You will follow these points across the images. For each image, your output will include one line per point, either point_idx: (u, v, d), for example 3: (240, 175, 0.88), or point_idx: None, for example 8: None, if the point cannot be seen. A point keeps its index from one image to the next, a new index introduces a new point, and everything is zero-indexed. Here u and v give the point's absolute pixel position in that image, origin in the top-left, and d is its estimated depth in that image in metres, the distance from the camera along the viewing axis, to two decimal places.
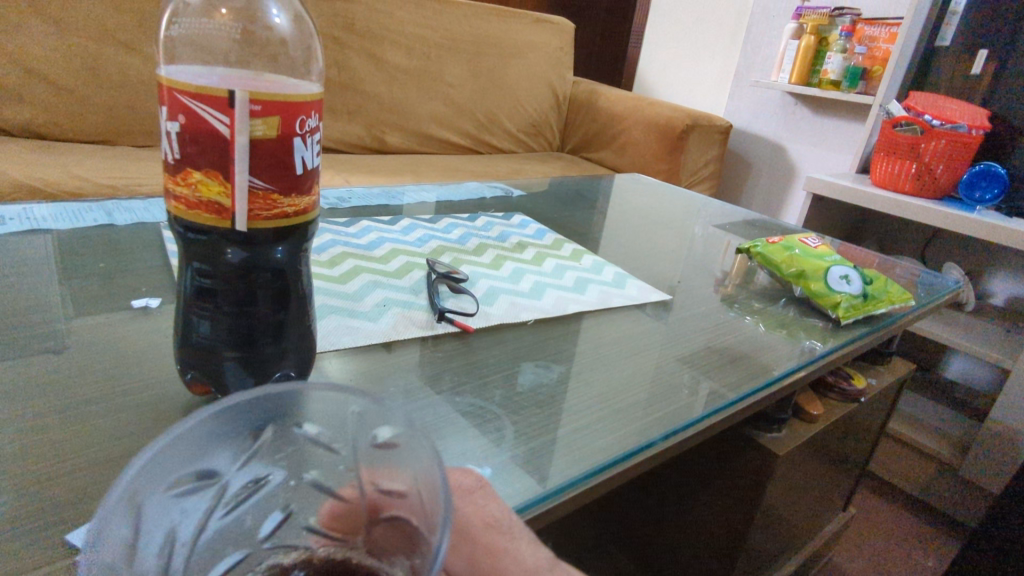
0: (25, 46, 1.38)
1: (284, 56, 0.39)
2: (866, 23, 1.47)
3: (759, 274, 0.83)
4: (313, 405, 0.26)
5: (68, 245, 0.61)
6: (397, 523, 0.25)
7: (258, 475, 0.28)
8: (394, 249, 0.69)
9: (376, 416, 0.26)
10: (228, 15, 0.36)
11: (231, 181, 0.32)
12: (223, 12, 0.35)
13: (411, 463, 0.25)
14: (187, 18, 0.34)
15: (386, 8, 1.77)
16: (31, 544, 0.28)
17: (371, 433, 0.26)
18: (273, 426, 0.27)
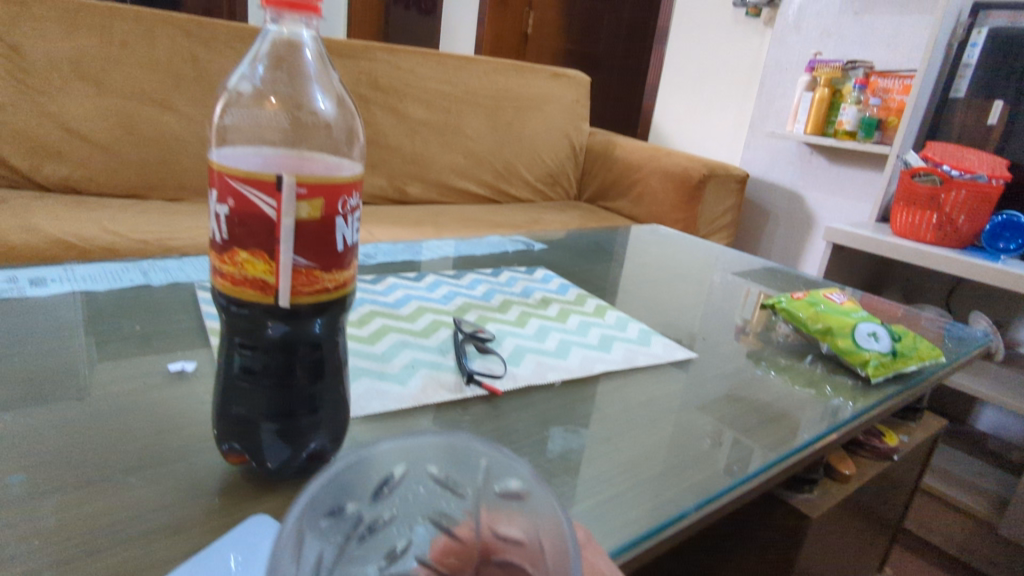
0: (66, 107, 1.45)
1: (328, 139, 0.40)
2: (878, 76, 1.48)
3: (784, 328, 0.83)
4: (449, 450, 0.28)
5: (107, 306, 0.63)
6: (513, 566, 0.27)
7: (380, 513, 0.29)
8: (420, 307, 0.70)
9: (505, 467, 0.28)
10: (276, 103, 0.39)
11: (275, 260, 0.33)
12: (270, 100, 0.39)
13: (536, 514, 0.27)
14: (237, 107, 0.38)
15: (409, 66, 1.83)
16: None
17: (498, 482, 0.28)
18: (406, 467, 0.28)
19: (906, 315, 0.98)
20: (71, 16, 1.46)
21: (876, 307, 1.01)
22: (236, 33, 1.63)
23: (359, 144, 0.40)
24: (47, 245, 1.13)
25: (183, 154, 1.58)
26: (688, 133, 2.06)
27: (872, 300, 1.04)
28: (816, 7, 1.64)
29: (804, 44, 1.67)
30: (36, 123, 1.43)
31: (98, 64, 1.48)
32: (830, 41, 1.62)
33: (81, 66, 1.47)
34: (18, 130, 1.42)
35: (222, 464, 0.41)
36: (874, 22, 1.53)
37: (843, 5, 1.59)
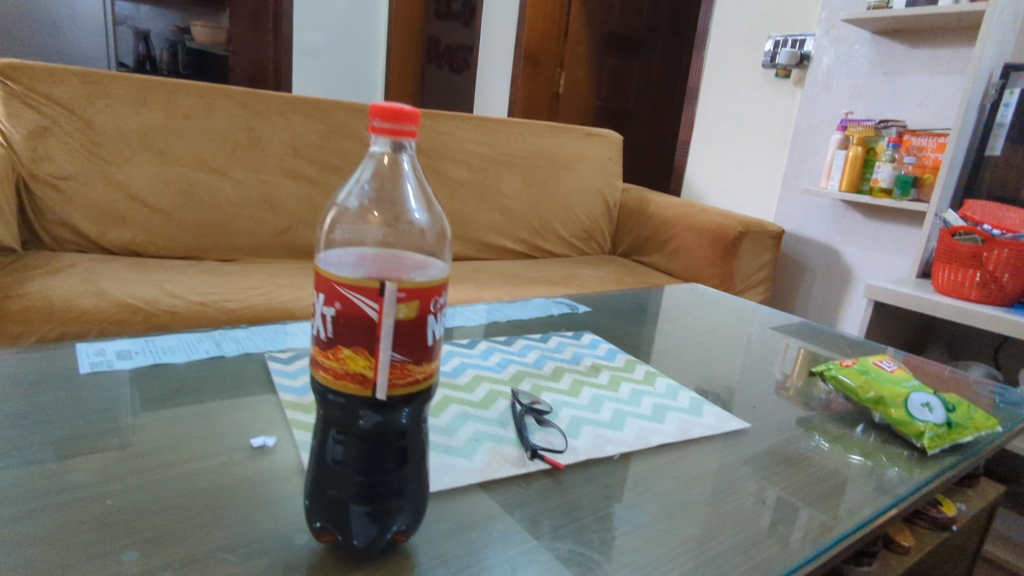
0: (131, 176, 1.55)
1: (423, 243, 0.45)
2: (911, 134, 1.52)
3: (834, 395, 0.83)
4: None
5: (186, 378, 0.67)
6: None
7: None
8: (477, 376, 0.73)
9: None
10: (379, 217, 0.45)
11: (375, 356, 0.36)
12: (374, 214, 0.44)
13: None
14: (345, 222, 0.44)
15: (449, 130, 1.92)
16: None
17: None
18: None
19: (954, 377, 0.97)
20: (140, 92, 1.58)
21: (921, 368, 1.00)
22: (289, 104, 1.74)
23: (447, 244, 0.44)
24: (115, 307, 1.20)
25: (236, 217, 1.66)
26: (720, 188, 2.09)
27: (917, 361, 1.03)
28: (845, 68, 1.69)
29: (835, 103, 1.72)
30: (104, 191, 1.53)
31: (162, 136, 1.59)
32: (861, 101, 1.66)
33: (147, 139, 1.57)
34: (88, 198, 1.52)
35: (311, 543, 0.43)
36: (904, 83, 1.57)
37: (873, 67, 1.63)
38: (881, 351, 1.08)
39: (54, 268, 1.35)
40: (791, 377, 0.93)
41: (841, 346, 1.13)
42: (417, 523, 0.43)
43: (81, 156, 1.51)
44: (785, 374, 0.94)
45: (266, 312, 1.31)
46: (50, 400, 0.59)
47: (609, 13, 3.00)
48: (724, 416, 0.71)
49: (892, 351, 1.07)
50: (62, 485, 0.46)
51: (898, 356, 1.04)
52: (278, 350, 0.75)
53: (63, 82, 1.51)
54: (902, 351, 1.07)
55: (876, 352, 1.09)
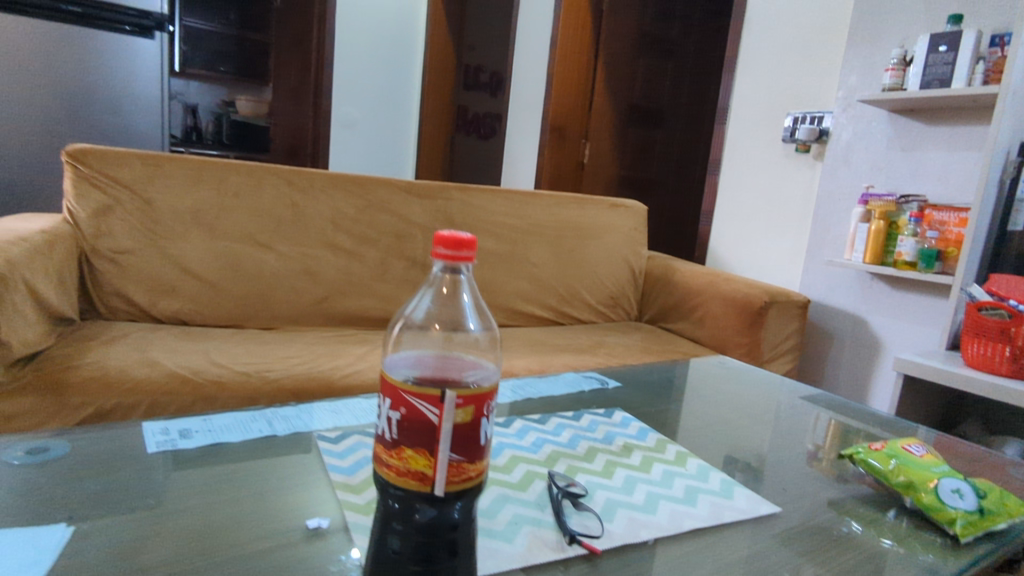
0: (183, 250, 1.65)
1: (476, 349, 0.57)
2: (933, 209, 1.55)
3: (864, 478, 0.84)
4: None
5: (242, 458, 0.71)
6: None
7: None
8: (514, 456, 0.76)
9: None
10: (438, 329, 0.57)
11: (434, 456, 0.40)
12: (434, 327, 0.57)
13: None
14: (412, 336, 0.57)
15: (479, 203, 2.01)
16: None
17: None
18: None
19: (991, 462, 0.97)
20: (195, 173, 1.69)
21: (955, 452, 1.00)
22: (331, 181, 1.84)
23: (497, 345, 0.56)
24: (165, 378, 1.26)
25: (278, 287, 1.74)
26: (745, 257, 2.13)
27: (950, 442, 1.03)
28: (864, 144, 1.74)
29: (856, 177, 1.76)
30: (157, 264, 1.63)
31: (213, 212, 1.69)
32: (881, 175, 1.71)
33: (199, 215, 1.68)
34: (142, 271, 1.61)
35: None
36: (923, 158, 1.61)
37: (891, 143, 1.68)
38: (910, 431, 1.08)
39: (109, 338, 1.43)
40: (824, 449, 0.96)
41: (874, 421, 1.14)
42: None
43: (138, 232, 1.62)
44: (818, 445, 0.97)
45: (305, 381, 1.36)
46: (124, 479, 0.64)
47: (632, 87, 3.13)
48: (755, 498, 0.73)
49: (920, 431, 1.07)
50: (140, 565, 0.51)
51: (929, 437, 1.04)
52: (325, 429, 0.79)
53: (127, 165, 1.63)
54: (931, 431, 1.07)
55: (905, 431, 1.09)
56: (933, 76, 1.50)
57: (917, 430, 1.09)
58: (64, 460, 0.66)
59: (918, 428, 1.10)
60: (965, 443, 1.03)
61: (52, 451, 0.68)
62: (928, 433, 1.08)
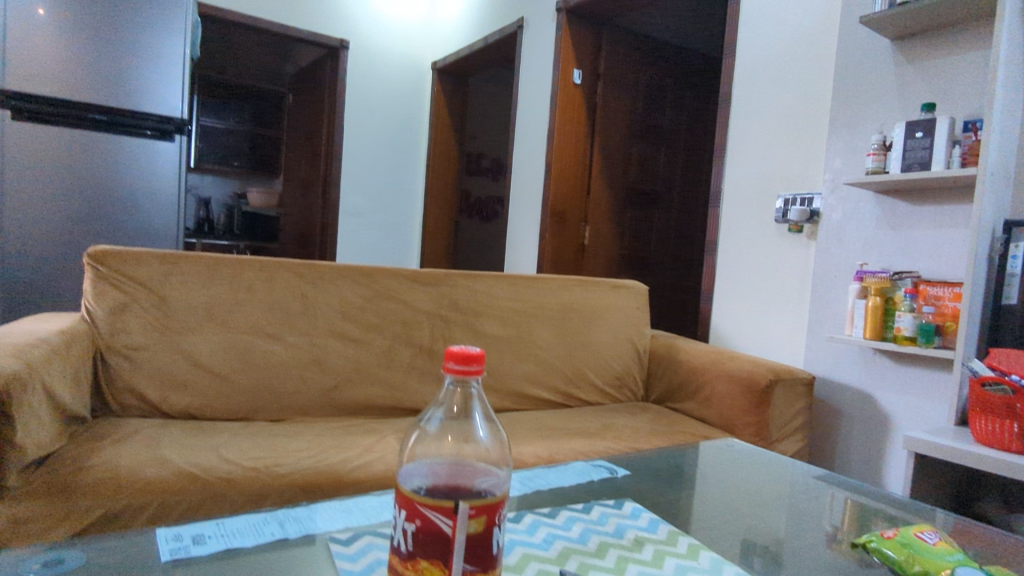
0: (195, 345, 1.69)
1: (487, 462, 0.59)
2: (927, 285, 1.58)
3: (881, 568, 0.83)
4: None
5: (254, 565, 0.71)
6: None
7: None
8: (525, 556, 0.76)
9: None
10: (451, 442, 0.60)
11: (448, 569, 0.42)
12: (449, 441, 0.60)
13: None
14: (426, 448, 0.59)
15: (484, 288, 2.06)
16: None
17: None
18: None
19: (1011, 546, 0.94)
20: (210, 269, 1.75)
21: (974, 539, 0.97)
22: (342, 272, 1.90)
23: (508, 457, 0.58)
24: (175, 477, 1.26)
25: (287, 378, 1.76)
26: (748, 333, 2.15)
27: (969, 528, 1.01)
28: (854, 222, 1.81)
29: (849, 254, 1.82)
30: (170, 360, 1.66)
31: (225, 307, 1.74)
32: (873, 252, 1.76)
33: (212, 310, 1.72)
34: (155, 366, 1.65)
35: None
36: (912, 236, 1.67)
37: (880, 222, 1.74)
38: (928, 515, 1.05)
39: (120, 436, 1.44)
40: (844, 531, 0.96)
41: (895, 500, 1.13)
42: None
43: (153, 329, 1.66)
44: (836, 527, 0.97)
45: (314, 476, 1.36)
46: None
47: (628, 171, 3.27)
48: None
49: (939, 517, 1.05)
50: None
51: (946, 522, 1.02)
52: (336, 530, 0.79)
53: (144, 264, 1.69)
54: (950, 517, 1.04)
55: (923, 515, 1.06)
56: (914, 159, 1.58)
57: (935, 515, 1.06)
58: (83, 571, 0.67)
59: (938, 513, 1.07)
60: (983, 529, 1.01)
61: (69, 562, 0.68)
62: (949, 519, 1.05)
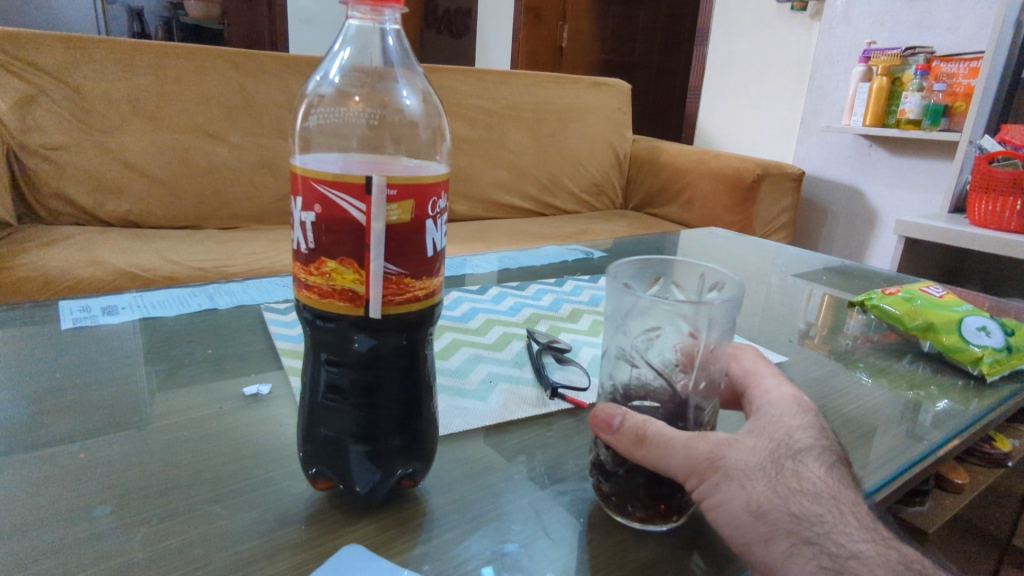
0: (124, 146, 1.50)
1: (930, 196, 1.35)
2: (942, 60, 1.43)
3: (852, 319, 0.83)
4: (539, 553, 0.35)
5: (164, 333, 0.62)
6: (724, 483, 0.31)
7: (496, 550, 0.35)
8: (489, 320, 0.67)
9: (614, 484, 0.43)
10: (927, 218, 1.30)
11: (366, 266, 0.31)
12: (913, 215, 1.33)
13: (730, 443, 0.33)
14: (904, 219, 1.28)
15: (448, 84, 1.82)
16: (274, 550, 0.34)
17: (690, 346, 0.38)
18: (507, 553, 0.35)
19: (826, 474, 0.33)
20: (127, 57, 1.51)
21: (791, 409, 0.36)
22: (283, 62, 1.66)
23: (442, 141, 0.37)
24: (113, 277, 1.17)
25: (235, 182, 1.60)
26: (736, 133, 2.00)
27: (758, 379, 0.39)
28: None
29: (856, 34, 1.62)
30: (97, 160, 1.48)
31: (153, 101, 1.52)
32: (885, 28, 1.56)
33: (139, 104, 1.51)
34: (81, 168, 1.47)
35: (270, 476, 0.40)
36: (932, 6, 1.47)
37: None
38: (645, 298, 0.37)
39: (49, 241, 1.31)
40: (817, 327, 0.81)
41: (861, 286, 1.07)
42: (428, 475, 0.40)
43: (71, 125, 1.46)
44: (810, 324, 0.81)
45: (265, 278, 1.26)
46: (73, 358, 0.55)
47: None
48: (706, 277, 0.42)
49: (728, 301, 0.37)
50: (1, 462, 0.40)
51: (665, 339, 0.38)
52: (275, 301, 0.70)
53: (45, 48, 1.44)
54: (719, 304, 0.36)
55: (664, 315, 0.37)
56: None
57: (715, 326, 0.37)
58: None
59: (714, 308, 0.36)
60: (715, 349, 0.38)
61: None
62: (709, 324, 0.36)
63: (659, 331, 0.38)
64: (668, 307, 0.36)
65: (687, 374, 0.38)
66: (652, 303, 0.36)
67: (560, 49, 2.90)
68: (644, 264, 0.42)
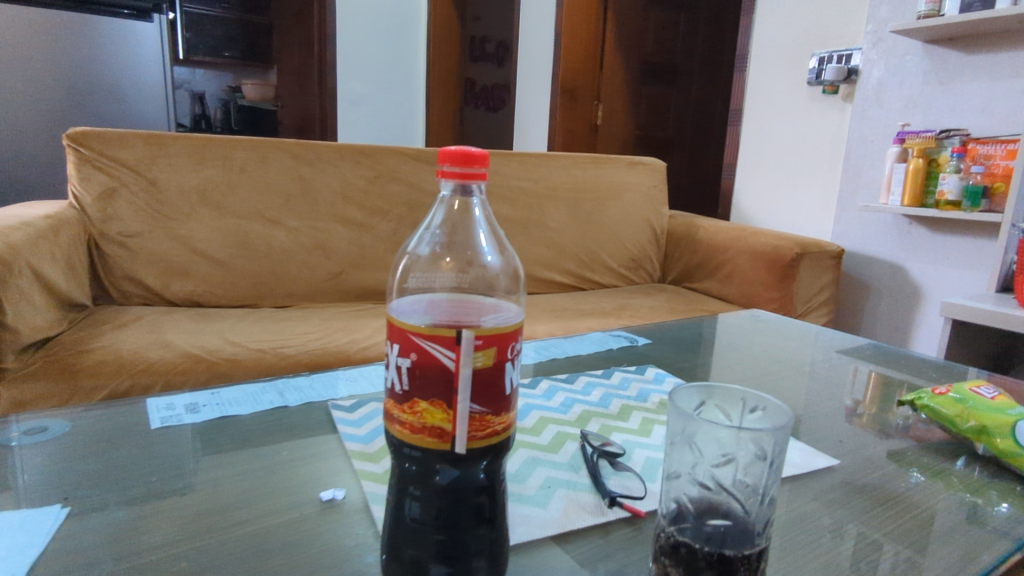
0: (192, 232, 1.61)
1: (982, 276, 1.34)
2: (977, 143, 1.45)
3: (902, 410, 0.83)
4: None
5: (240, 432, 0.66)
6: None
7: None
8: (543, 418, 0.70)
9: None
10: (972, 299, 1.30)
11: (453, 406, 0.34)
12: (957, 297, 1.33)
13: None
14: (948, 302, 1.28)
15: (492, 167, 1.92)
16: None
17: (749, 474, 0.38)
18: None
19: None
20: (199, 151, 1.64)
21: None
22: (339, 152, 1.78)
23: (518, 287, 0.43)
24: (179, 359, 1.24)
25: (291, 264, 1.69)
26: (772, 209, 2.03)
27: None
28: (897, 79, 1.64)
29: (889, 116, 1.66)
30: (167, 246, 1.59)
31: (220, 190, 1.64)
32: (917, 111, 1.60)
33: (206, 194, 1.63)
34: (152, 252, 1.58)
35: None
36: (964, 90, 1.50)
37: (928, 76, 1.58)
38: (709, 422, 0.38)
39: (121, 323, 1.40)
40: (865, 404, 0.86)
41: (910, 370, 1.06)
42: None
43: (145, 214, 1.58)
44: (861, 401, 0.87)
45: (321, 357, 1.32)
46: (161, 458, 0.60)
47: (643, 42, 3.01)
48: (746, 399, 0.43)
49: (785, 424, 0.38)
50: (112, 570, 0.44)
51: (731, 466, 0.39)
52: (340, 398, 0.74)
53: (129, 144, 1.58)
54: (783, 426, 0.37)
55: (731, 439, 0.37)
56: None
57: (772, 451, 0.37)
58: (58, 439, 0.62)
59: (783, 429, 0.37)
60: (777, 474, 0.38)
61: (50, 431, 0.64)
62: (776, 447, 0.37)
63: (726, 456, 0.38)
64: (739, 433, 0.37)
65: (757, 495, 0.38)
66: (706, 429, 0.38)
67: (595, 126, 3.01)
68: (695, 387, 0.43)
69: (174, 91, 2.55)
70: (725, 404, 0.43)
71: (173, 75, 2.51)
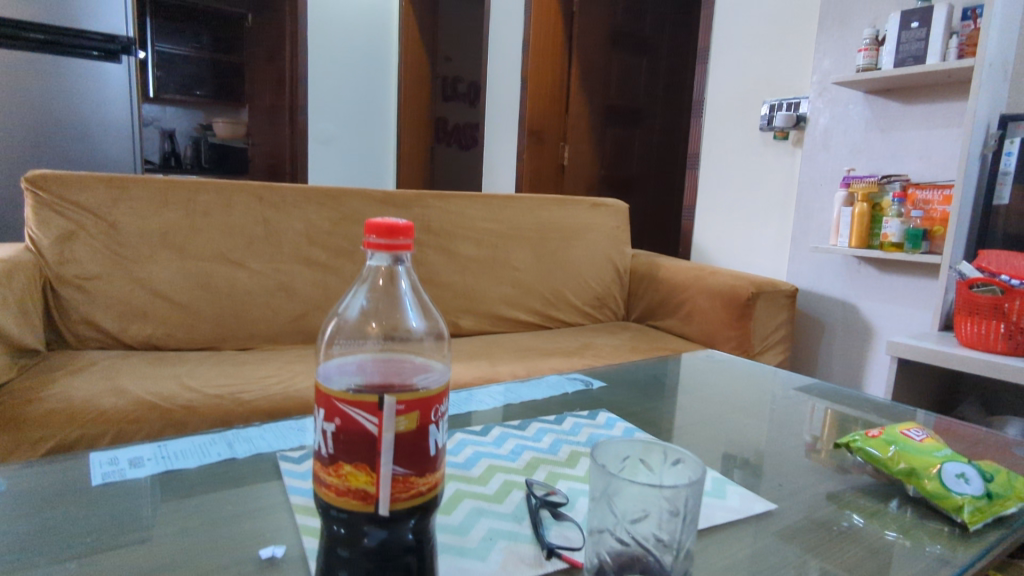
0: (152, 275, 1.60)
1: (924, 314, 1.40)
2: (916, 188, 1.53)
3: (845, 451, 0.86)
4: None
5: (183, 487, 0.66)
6: None
7: None
8: (490, 467, 0.71)
9: None
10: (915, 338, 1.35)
11: (375, 469, 0.36)
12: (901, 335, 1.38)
13: None
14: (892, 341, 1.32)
15: (458, 209, 1.95)
16: None
17: (666, 528, 0.40)
18: None
19: None
20: (161, 194, 1.64)
21: None
22: (304, 194, 1.79)
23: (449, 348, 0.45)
24: (133, 406, 1.21)
25: (253, 306, 1.68)
26: (730, 248, 2.09)
27: None
28: (842, 127, 1.72)
29: (836, 161, 1.74)
30: (126, 289, 1.57)
31: (183, 233, 1.64)
32: (862, 157, 1.68)
33: (168, 236, 1.62)
34: (111, 295, 1.56)
35: None
36: (904, 138, 1.59)
37: (870, 124, 1.66)
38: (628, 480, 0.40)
39: (75, 368, 1.37)
40: (823, 439, 0.89)
41: (856, 408, 1.10)
42: None
43: (105, 257, 1.56)
44: (817, 436, 0.90)
45: (280, 402, 1.31)
46: (100, 517, 0.59)
47: (607, 86, 3.10)
48: (668, 452, 0.45)
49: (699, 480, 0.40)
50: None
51: (650, 520, 0.41)
52: (289, 449, 0.74)
53: (90, 188, 1.58)
54: (698, 483, 0.39)
55: (649, 496, 0.39)
56: (907, 53, 1.49)
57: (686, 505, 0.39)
58: None
59: (695, 487, 0.39)
60: (692, 528, 0.40)
61: None
62: (690, 503, 0.39)
63: (645, 512, 0.40)
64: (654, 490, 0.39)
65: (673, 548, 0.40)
66: (625, 487, 0.40)
67: (562, 167, 3.08)
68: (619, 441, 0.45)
69: (141, 130, 2.54)
70: (648, 457, 0.45)
71: (140, 114, 2.51)
